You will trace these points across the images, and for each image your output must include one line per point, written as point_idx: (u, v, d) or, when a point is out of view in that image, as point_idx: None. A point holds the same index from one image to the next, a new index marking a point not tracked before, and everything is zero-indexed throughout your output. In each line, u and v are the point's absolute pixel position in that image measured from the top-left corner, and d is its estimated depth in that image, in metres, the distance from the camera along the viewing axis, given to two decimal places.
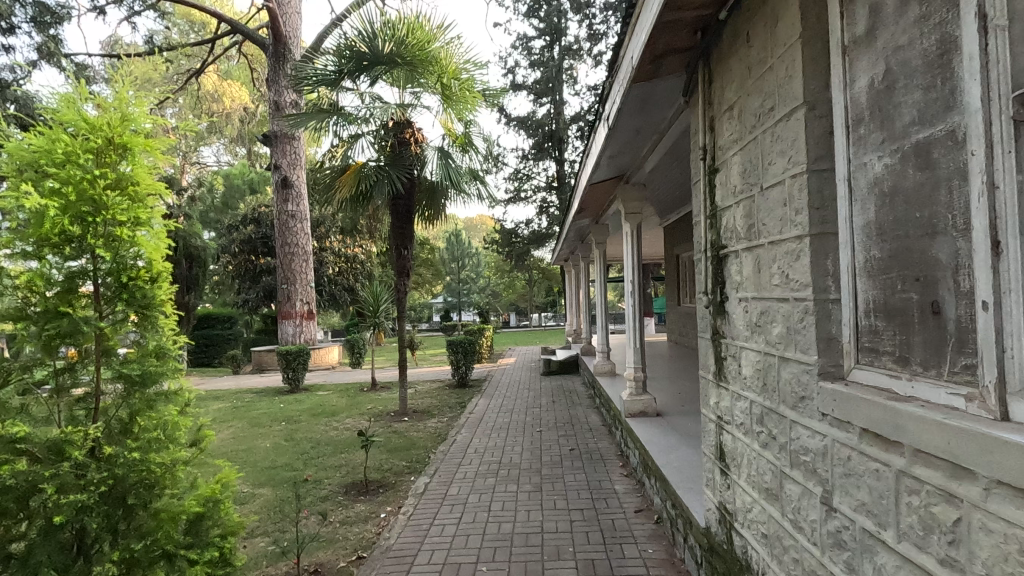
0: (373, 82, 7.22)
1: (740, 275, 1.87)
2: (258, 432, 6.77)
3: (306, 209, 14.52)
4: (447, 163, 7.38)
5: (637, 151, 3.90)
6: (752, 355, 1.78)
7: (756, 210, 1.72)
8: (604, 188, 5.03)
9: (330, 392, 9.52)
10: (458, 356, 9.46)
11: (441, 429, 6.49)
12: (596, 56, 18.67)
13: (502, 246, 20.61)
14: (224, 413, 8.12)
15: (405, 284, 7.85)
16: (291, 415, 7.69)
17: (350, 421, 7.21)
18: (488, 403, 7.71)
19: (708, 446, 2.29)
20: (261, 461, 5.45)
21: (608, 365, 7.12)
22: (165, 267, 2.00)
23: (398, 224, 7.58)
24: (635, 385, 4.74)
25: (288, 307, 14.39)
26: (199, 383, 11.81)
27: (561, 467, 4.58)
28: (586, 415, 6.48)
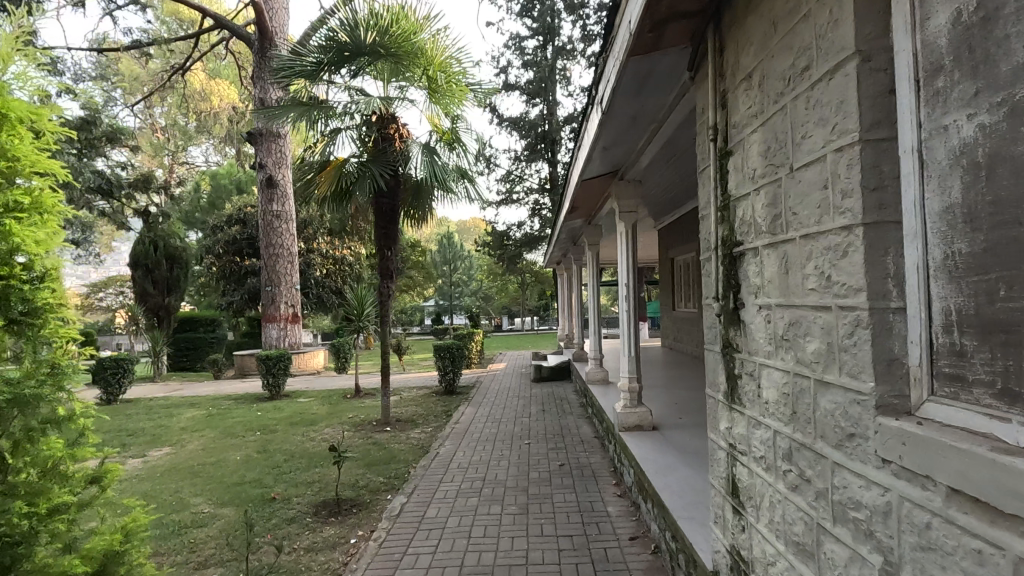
0: (356, 74, 6.88)
1: (761, 277, 1.55)
2: (230, 443, 6.38)
3: (292, 209, 14.15)
4: (432, 159, 7.00)
5: (633, 143, 3.57)
6: (777, 376, 1.46)
7: (784, 197, 1.39)
8: (597, 186, 4.70)
9: (312, 399, 9.13)
10: (445, 362, 9.12)
11: (424, 440, 6.13)
12: (590, 56, 18.41)
13: (493, 249, 20.24)
14: (197, 421, 7.72)
15: (389, 287, 7.47)
16: (267, 424, 7.30)
17: (329, 431, 6.84)
18: (475, 412, 7.36)
19: (717, 477, 1.96)
20: (228, 476, 5.08)
21: (601, 373, 6.79)
22: (47, 263, 1.85)
23: (381, 224, 7.22)
24: (630, 398, 4.39)
25: (272, 310, 13.96)
26: (177, 389, 11.36)
27: (549, 485, 4.24)
28: (577, 426, 6.14)
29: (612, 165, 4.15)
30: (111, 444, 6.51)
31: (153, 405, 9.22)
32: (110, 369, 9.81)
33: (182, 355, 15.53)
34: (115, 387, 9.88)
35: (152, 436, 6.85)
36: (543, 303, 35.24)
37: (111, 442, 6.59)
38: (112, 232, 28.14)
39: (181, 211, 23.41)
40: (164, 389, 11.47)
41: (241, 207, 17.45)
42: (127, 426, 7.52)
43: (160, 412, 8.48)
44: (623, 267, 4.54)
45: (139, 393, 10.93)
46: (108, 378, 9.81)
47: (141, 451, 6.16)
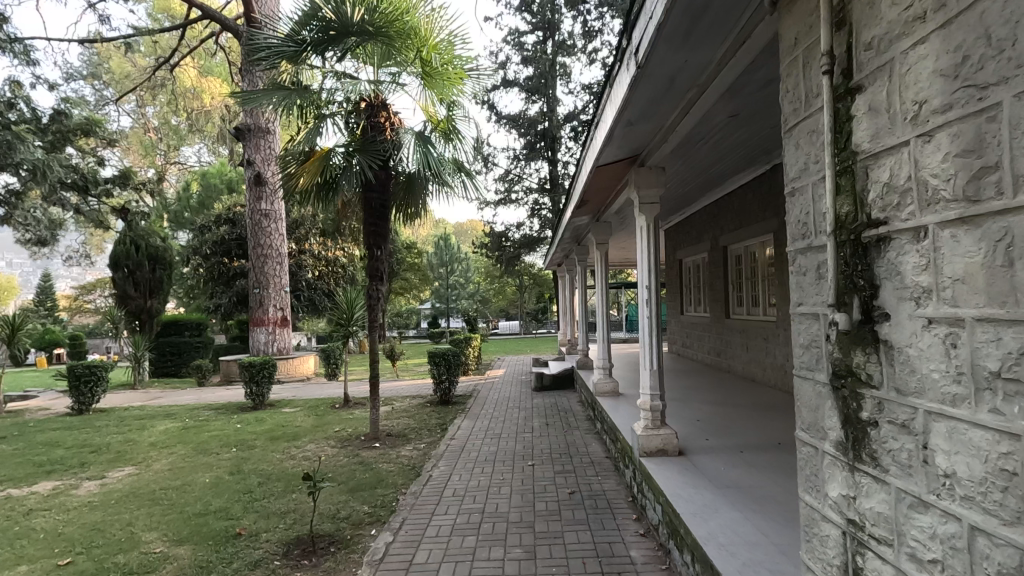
0: (343, 56, 6.30)
1: (933, 276, 0.97)
2: (201, 462, 5.78)
3: (282, 208, 13.57)
4: (426, 150, 6.41)
5: (662, 118, 3.00)
6: (980, 438, 0.88)
7: (1014, 136, 0.80)
8: (612, 174, 4.12)
9: (297, 410, 8.50)
10: (440, 369, 8.53)
11: (415, 460, 5.51)
12: (591, 53, 17.96)
13: (491, 251, 19.60)
14: (170, 435, 7.08)
15: (378, 289, 6.85)
16: (245, 439, 6.67)
17: (313, 447, 6.23)
18: (472, 426, 6.76)
19: (819, 561, 1.38)
20: (190, 504, 4.46)
21: (611, 385, 6.22)
22: None
23: (369, 221, 6.60)
24: (652, 418, 3.80)
25: (260, 313, 13.35)
26: (156, 397, 10.72)
27: (559, 521, 3.64)
28: (584, 445, 5.55)
29: (632, 148, 3.59)
30: (70, 463, 5.88)
31: (125, 416, 8.58)
32: (82, 377, 9.18)
33: (165, 359, 14.73)
34: (88, 396, 9.23)
35: (115, 454, 6.23)
36: (541, 306, 34.68)
37: (71, 460, 5.97)
38: (99, 233, 27.41)
39: (170, 211, 22.83)
40: (142, 397, 10.82)
41: (230, 206, 16.84)
42: (92, 440, 6.89)
43: (131, 425, 7.84)
44: (644, 267, 3.92)
45: (116, 402, 10.28)
46: (80, 386, 9.16)
47: (100, 472, 5.54)
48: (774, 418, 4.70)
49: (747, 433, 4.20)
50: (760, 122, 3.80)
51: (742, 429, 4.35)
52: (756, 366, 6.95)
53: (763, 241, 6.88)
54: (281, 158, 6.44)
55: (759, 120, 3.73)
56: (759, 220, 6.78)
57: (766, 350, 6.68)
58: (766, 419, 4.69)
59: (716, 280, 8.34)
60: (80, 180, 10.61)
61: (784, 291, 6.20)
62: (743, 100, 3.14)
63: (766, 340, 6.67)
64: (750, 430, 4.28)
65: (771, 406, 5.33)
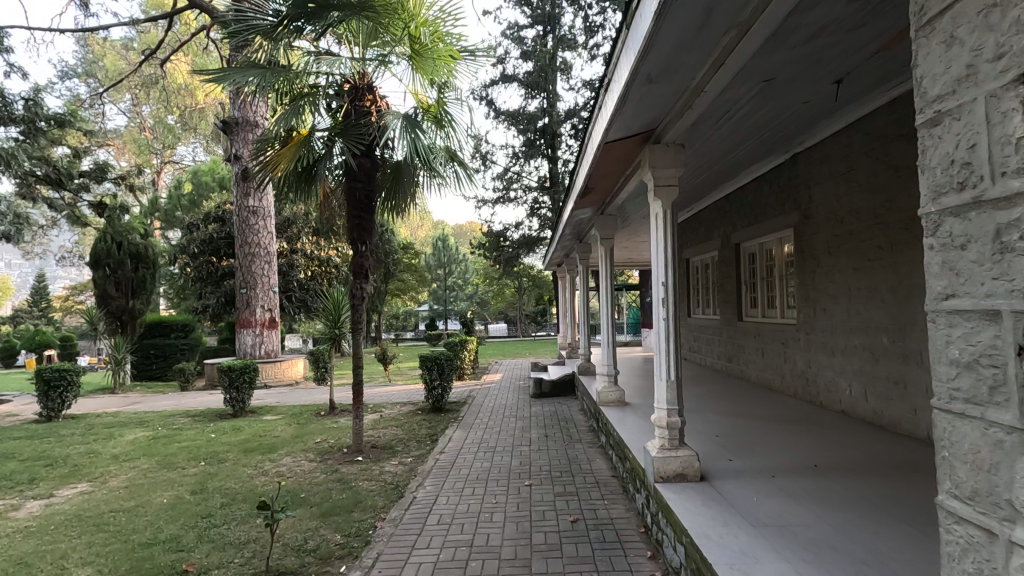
0: (324, 33, 5.70)
1: None
2: (164, 478, 5.22)
3: (271, 205, 13.12)
4: (415, 136, 5.81)
5: (688, 73, 2.46)
6: None
7: None
8: (621, 153, 3.59)
9: (278, 418, 7.94)
10: (432, 374, 7.98)
11: (400, 478, 4.96)
12: (593, 48, 17.45)
13: (490, 251, 19.08)
14: (136, 445, 6.54)
15: (362, 288, 6.27)
16: (217, 451, 6.12)
17: (289, 460, 5.69)
18: (465, 437, 6.21)
19: None
20: (140, 532, 3.91)
21: (616, 393, 5.67)
22: None
23: (353, 214, 6.05)
24: (669, 437, 3.25)
25: (247, 315, 12.81)
26: (134, 402, 10.17)
27: (560, 559, 3.08)
28: (586, 460, 5.00)
29: (648, 119, 3.06)
30: (19, 478, 5.32)
31: (95, 424, 8.01)
32: (51, 383, 8.63)
33: (149, 362, 14.17)
34: (57, 403, 8.66)
35: (72, 468, 5.67)
36: (541, 308, 34.27)
37: (20, 475, 5.40)
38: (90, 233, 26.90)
39: (160, 210, 22.25)
40: (119, 403, 10.26)
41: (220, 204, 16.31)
42: (51, 451, 6.33)
43: (97, 434, 7.27)
44: (659, 262, 3.34)
45: (89, 408, 9.72)
46: (49, 392, 8.60)
47: (49, 490, 4.98)
48: (803, 434, 4.16)
49: (776, 453, 3.65)
50: (795, 88, 3.26)
51: (769, 448, 3.79)
52: (773, 373, 6.41)
53: (781, 237, 6.35)
54: (256, 144, 5.86)
55: (794, 84, 3.18)
56: (777, 213, 6.25)
57: (784, 357, 6.15)
58: (794, 435, 4.14)
59: (727, 281, 7.80)
60: (52, 173, 10.05)
61: (806, 290, 5.67)
62: (785, 55, 2.61)
63: (784, 344, 6.14)
64: (779, 450, 3.73)
65: (796, 419, 4.80)
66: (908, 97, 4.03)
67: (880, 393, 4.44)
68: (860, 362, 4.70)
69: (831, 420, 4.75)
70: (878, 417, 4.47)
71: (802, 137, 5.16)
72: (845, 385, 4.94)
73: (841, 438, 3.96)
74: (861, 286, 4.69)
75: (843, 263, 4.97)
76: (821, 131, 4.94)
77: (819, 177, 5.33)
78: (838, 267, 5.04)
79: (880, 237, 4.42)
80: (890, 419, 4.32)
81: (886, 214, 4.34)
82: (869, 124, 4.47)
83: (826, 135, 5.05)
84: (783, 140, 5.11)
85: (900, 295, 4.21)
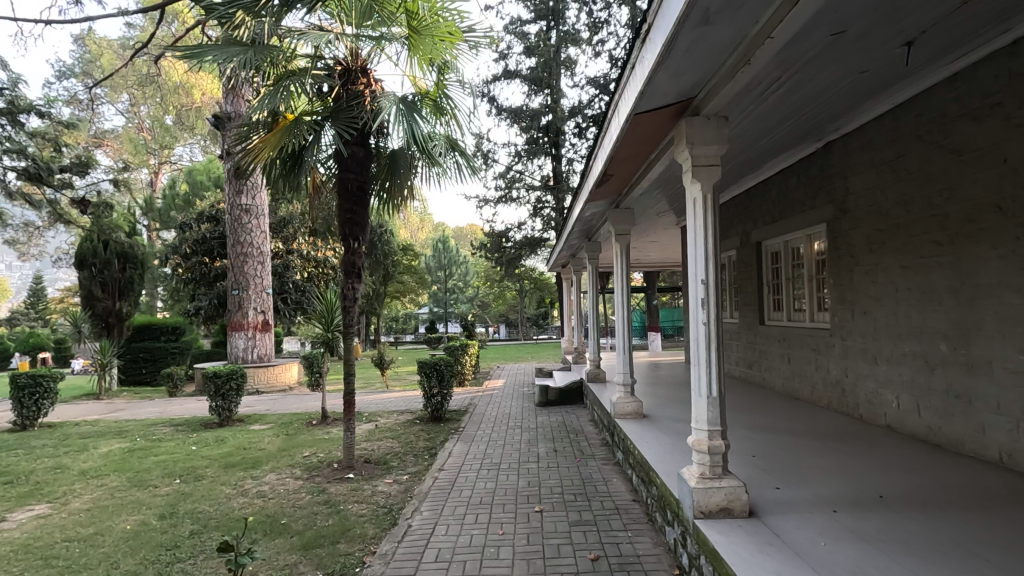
0: (312, 9, 5.21)
1: None
2: (132, 498, 4.69)
3: (264, 203, 12.72)
4: (413, 122, 5.31)
5: (754, 13, 1.95)
6: None
7: None
8: (651, 129, 3.07)
9: (266, 427, 7.43)
10: (431, 381, 7.47)
11: (393, 500, 4.43)
12: (597, 44, 16.95)
13: (491, 252, 18.58)
14: (109, 459, 6.01)
15: (355, 288, 5.73)
16: (194, 467, 5.59)
17: (273, 477, 5.18)
18: (466, 452, 5.69)
19: None
20: (91, 568, 3.38)
21: (634, 405, 5.15)
22: None
23: (345, 207, 5.52)
24: (711, 465, 2.73)
25: (239, 317, 12.29)
26: (117, 410, 9.64)
27: None
28: (603, 481, 4.48)
29: (690, 82, 2.55)
30: None
31: (70, 434, 7.47)
32: (26, 390, 8.10)
33: (138, 366, 13.64)
34: (31, 410, 8.15)
35: (33, 486, 5.13)
36: (542, 311, 33.82)
37: None
38: None
39: (154, 210, 21.78)
40: (102, 410, 9.74)
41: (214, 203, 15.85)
42: (15, 466, 5.80)
43: (69, 446, 6.74)
44: (696, 258, 2.84)
45: (69, 416, 9.20)
46: (23, 399, 8.08)
47: (2, 512, 4.45)
48: (851, 455, 3.66)
49: (830, 481, 3.14)
50: (859, 50, 2.75)
51: (821, 473, 3.28)
52: (801, 382, 5.90)
53: (811, 234, 5.83)
54: (239, 132, 5.35)
55: (860, 45, 2.67)
56: (806, 208, 5.74)
57: (815, 365, 5.63)
58: (842, 456, 3.65)
59: (747, 282, 7.29)
60: (32, 167, 9.61)
61: (841, 291, 5.15)
62: None
63: (815, 350, 5.62)
64: (833, 476, 3.22)
65: (838, 436, 4.30)
66: (974, 70, 3.53)
67: (937, 408, 3.93)
68: (911, 372, 4.19)
69: (878, 437, 4.24)
70: (935, 435, 3.97)
71: (842, 120, 4.64)
72: (892, 399, 4.43)
73: (900, 463, 3.46)
74: (912, 286, 4.17)
75: (888, 261, 4.45)
76: (864, 112, 4.43)
77: (858, 166, 4.83)
78: (882, 266, 4.53)
79: (937, 231, 3.91)
80: (950, 438, 3.82)
81: (945, 204, 3.83)
82: (924, 105, 3.98)
83: (868, 118, 4.55)
84: (821, 122, 4.60)
85: (962, 296, 3.70)
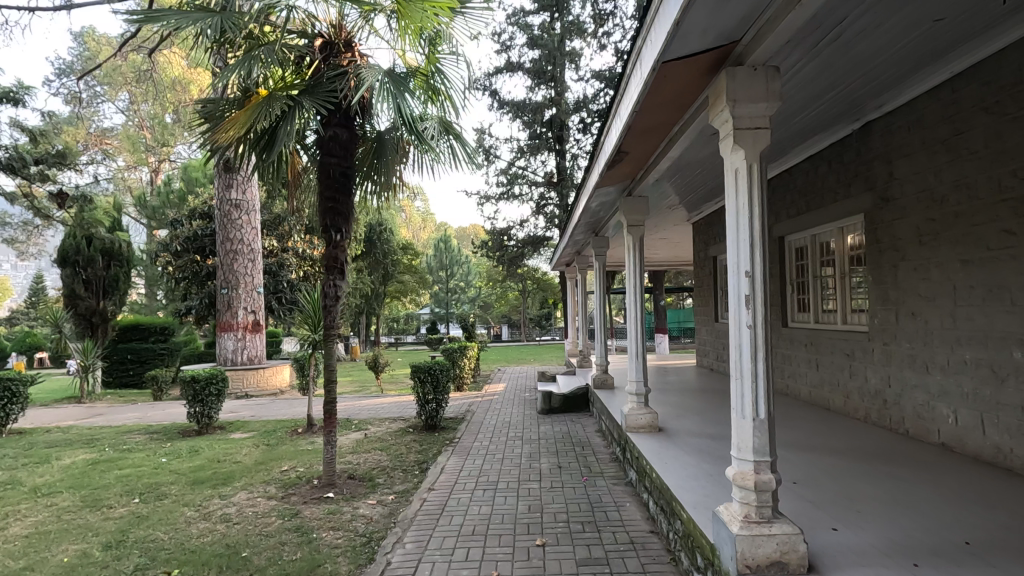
0: None
1: None
2: (78, 522, 4.12)
3: (255, 199, 12.18)
4: (401, 99, 4.72)
5: None
6: None
7: None
8: (679, 87, 2.50)
9: (247, 437, 6.89)
10: (425, 387, 6.92)
11: (375, 527, 3.86)
12: (603, 37, 16.39)
13: (493, 251, 18.03)
14: (65, 474, 5.43)
15: (337, 286, 5.15)
16: (159, 484, 5.03)
17: (242, 497, 4.62)
18: (460, 467, 5.13)
19: None
20: None
21: (647, 416, 4.59)
22: None
23: (326, 194, 4.98)
24: (759, 504, 2.16)
25: (228, 317, 11.78)
26: (93, 416, 9.09)
27: None
28: (614, 507, 3.90)
29: (737, 19, 1.98)
30: None
31: (35, 443, 6.90)
32: None
33: (125, 368, 13.12)
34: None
35: None
36: (545, 312, 33.30)
37: None
38: None
39: (148, 208, 21.27)
40: (79, 415, 9.20)
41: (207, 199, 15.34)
42: None
43: (30, 457, 6.20)
44: (739, 245, 2.27)
45: (41, 422, 8.65)
46: None
47: None
48: (914, 485, 3.08)
49: (899, 521, 2.57)
50: None
51: (884, 510, 2.71)
52: (833, 391, 5.32)
53: (843, 226, 5.26)
54: (205, 112, 4.77)
55: None
56: (838, 198, 5.17)
57: (849, 372, 5.05)
58: (904, 486, 3.08)
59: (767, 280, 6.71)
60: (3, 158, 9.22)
61: (880, 289, 4.59)
62: None
63: (849, 355, 5.04)
64: (900, 514, 2.65)
65: (888, 457, 3.73)
66: None
67: (1008, 425, 3.36)
68: (973, 383, 3.62)
69: (934, 458, 3.66)
70: (1005, 457, 3.39)
71: (888, 94, 4.09)
72: (948, 413, 3.85)
73: (974, 495, 2.88)
74: (976, 283, 3.60)
75: (944, 254, 3.87)
76: (915, 81, 3.85)
77: (905, 148, 4.25)
78: (935, 260, 3.95)
79: (1009, 219, 3.33)
80: None
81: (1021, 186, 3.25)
82: (993, 71, 3.40)
83: (921, 90, 3.96)
84: (866, 94, 4.02)
85: None
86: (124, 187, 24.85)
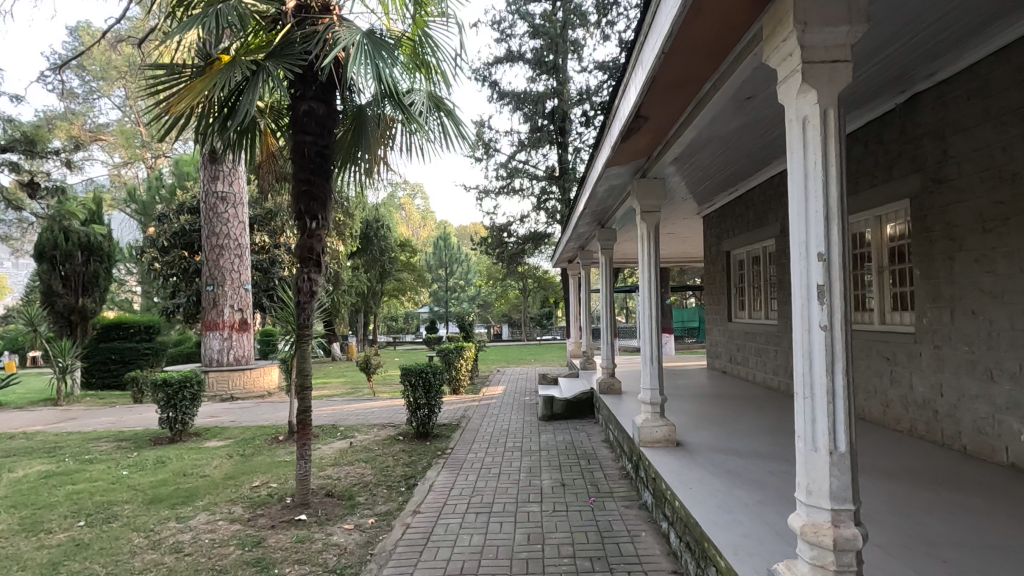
0: None
1: None
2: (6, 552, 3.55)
3: (243, 191, 11.63)
4: (381, 63, 4.11)
5: None
6: None
7: None
8: (723, 14, 1.92)
9: (222, 445, 6.33)
10: (415, 390, 6.34)
11: (347, 560, 3.30)
12: (607, 26, 15.84)
13: (492, 248, 17.42)
14: (11, 489, 4.86)
15: (310, 280, 4.56)
16: (112, 503, 4.46)
17: (201, 520, 4.05)
18: (451, 485, 4.55)
19: None
20: None
21: (663, 429, 4.02)
22: None
23: (300, 177, 4.41)
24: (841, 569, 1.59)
25: (213, 316, 11.22)
26: (65, 420, 8.51)
27: None
28: (628, 537, 3.34)
29: None
30: None
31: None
32: None
33: (107, 367, 12.58)
34: None
35: None
36: (545, 312, 32.69)
37: None
38: None
39: (139, 203, 20.66)
40: (51, 420, 8.63)
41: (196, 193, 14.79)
42: None
43: None
44: (809, 220, 1.70)
45: (8, 426, 8.08)
46: None
47: None
48: (999, 524, 2.52)
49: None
50: None
51: (977, 561, 2.15)
52: (871, 400, 4.74)
53: (881, 215, 4.69)
54: (160, 81, 4.19)
55: None
56: (877, 182, 4.59)
57: (889, 379, 4.48)
58: (986, 524, 2.51)
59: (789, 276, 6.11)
60: None
61: (930, 285, 4.02)
62: None
63: (890, 360, 4.47)
64: (1000, 567, 2.08)
65: (952, 481, 3.15)
66: None
67: None
68: None
69: (1006, 483, 3.09)
70: None
71: (945, 58, 3.51)
72: (1018, 429, 3.29)
73: None
74: None
75: (1015, 243, 3.30)
76: (981, 40, 3.27)
77: (963, 120, 3.68)
78: (1004, 249, 3.38)
79: None
80: None
81: None
82: None
83: (987, 52, 3.38)
84: (921, 57, 3.44)
85: None
86: (119, 182, 24.31)
